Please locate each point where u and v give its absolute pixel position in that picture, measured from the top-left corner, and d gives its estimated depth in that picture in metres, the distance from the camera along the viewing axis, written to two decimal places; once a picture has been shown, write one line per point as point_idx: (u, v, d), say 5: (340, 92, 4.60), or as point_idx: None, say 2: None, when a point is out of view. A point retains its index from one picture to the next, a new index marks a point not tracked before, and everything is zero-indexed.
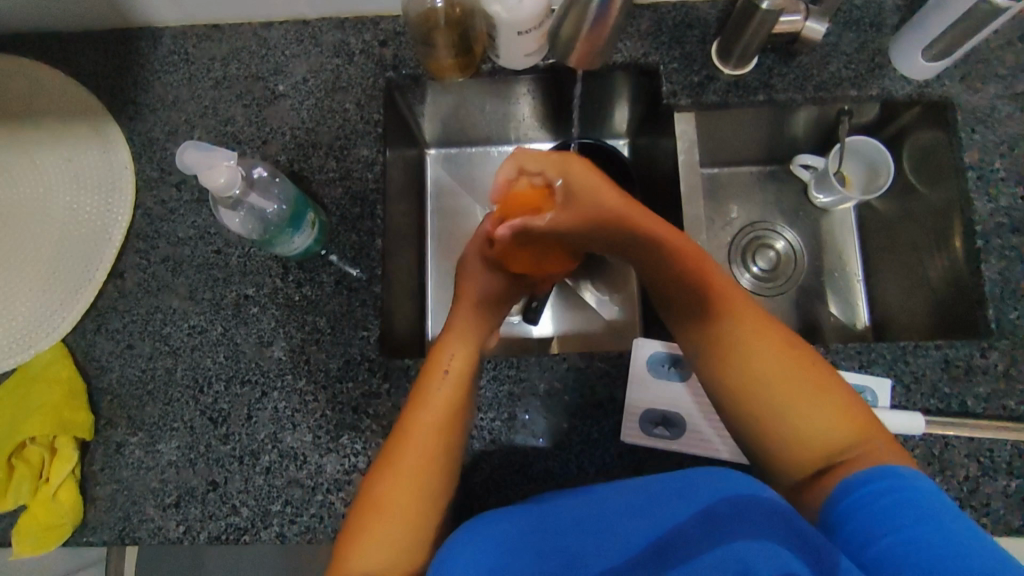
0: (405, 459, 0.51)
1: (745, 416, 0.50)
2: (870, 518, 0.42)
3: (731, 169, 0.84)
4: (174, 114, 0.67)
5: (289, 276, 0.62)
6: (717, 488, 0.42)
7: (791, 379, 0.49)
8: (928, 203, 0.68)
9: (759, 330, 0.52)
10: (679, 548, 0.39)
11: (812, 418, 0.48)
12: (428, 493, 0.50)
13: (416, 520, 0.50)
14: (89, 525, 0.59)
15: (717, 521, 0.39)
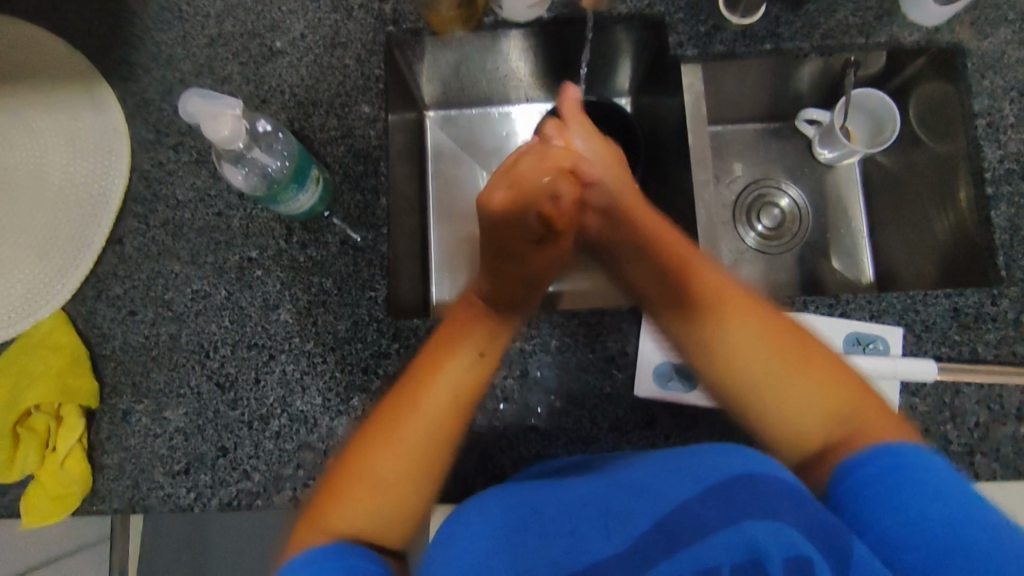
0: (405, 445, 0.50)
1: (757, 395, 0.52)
2: (882, 492, 0.43)
3: (734, 127, 0.83)
4: (169, 74, 0.65)
5: (294, 237, 0.61)
6: (733, 466, 0.45)
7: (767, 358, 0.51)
8: (933, 155, 0.68)
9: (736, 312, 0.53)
10: (686, 523, 0.42)
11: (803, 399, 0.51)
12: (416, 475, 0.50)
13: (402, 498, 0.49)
14: (98, 494, 0.58)
15: (733, 497, 0.42)
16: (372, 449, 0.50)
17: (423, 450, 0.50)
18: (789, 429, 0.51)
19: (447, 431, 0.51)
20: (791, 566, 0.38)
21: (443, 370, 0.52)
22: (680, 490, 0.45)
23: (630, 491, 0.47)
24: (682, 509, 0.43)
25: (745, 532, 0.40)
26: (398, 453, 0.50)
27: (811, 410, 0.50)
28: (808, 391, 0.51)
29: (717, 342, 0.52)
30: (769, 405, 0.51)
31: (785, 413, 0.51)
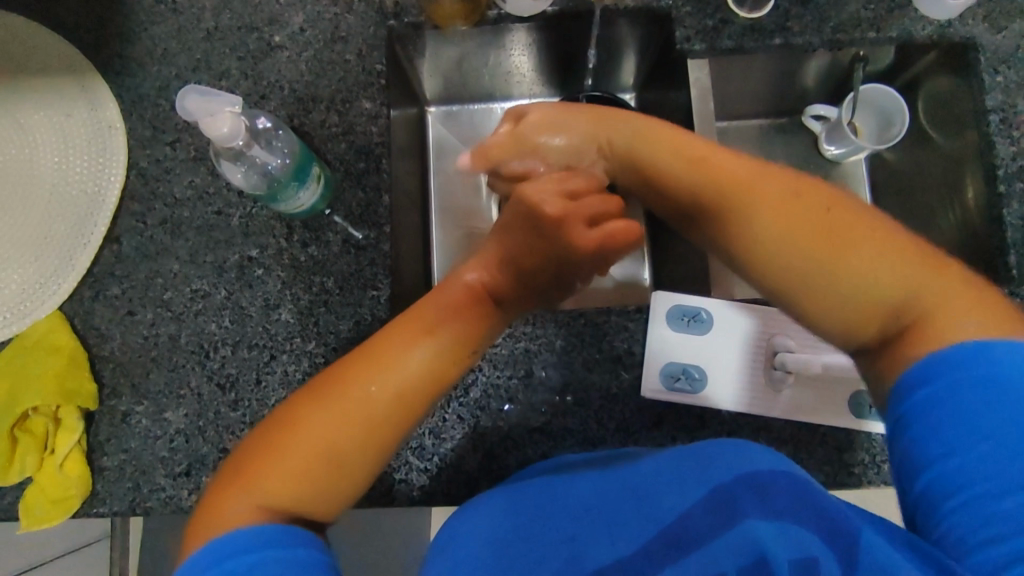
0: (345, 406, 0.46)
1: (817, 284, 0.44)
2: (948, 422, 0.38)
3: (739, 123, 0.82)
4: (166, 69, 0.63)
5: (295, 236, 0.60)
6: (740, 464, 0.43)
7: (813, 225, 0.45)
8: (942, 152, 0.67)
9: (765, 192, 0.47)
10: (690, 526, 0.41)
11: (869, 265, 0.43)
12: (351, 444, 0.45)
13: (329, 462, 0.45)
14: (97, 497, 0.57)
15: (735, 499, 0.41)
16: (311, 404, 0.46)
17: (361, 420, 0.46)
18: (856, 306, 0.43)
19: (395, 409, 0.47)
20: (800, 566, 0.37)
21: (417, 337, 0.49)
22: (682, 493, 0.44)
23: (637, 495, 0.45)
24: (686, 514, 0.42)
25: (748, 533, 0.39)
26: (336, 413, 0.46)
27: (881, 283, 0.43)
28: (864, 255, 0.43)
29: (752, 217, 0.47)
30: (827, 275, 0.44)
31: (845, 288, 0.43)
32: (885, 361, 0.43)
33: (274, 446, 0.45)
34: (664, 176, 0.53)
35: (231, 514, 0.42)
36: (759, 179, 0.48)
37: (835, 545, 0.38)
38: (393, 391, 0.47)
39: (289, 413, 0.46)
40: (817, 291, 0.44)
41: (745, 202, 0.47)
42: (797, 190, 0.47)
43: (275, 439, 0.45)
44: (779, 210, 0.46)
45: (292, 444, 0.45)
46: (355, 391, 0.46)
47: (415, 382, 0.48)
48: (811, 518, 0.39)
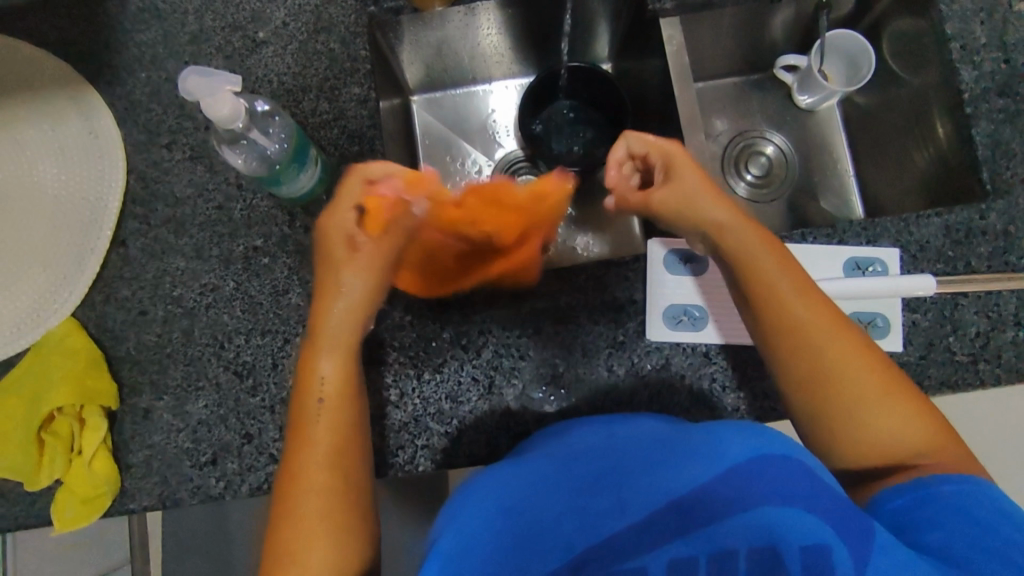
0: (306, 466, 0.49)
1: (857, 403, 0.49)
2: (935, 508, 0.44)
3: (713, 83, 0.85)
4: (155, 74, 0.65)
5: (297, 222, 0.62)
6: (758, 443, 0.40)
7: (879, 378, 0.50)
8: (909, 88, 0.70)
9: (846, 331, 0.51)
10: (704, 508, 0.39)
11: (898, 423, 0.49)
12: (341, 502, 0.48)
13: (338, 515, 0.48)
14: (127, 493, 0.58)
15: (753, 487, 0.39)
16: (287, 475, 0.49)
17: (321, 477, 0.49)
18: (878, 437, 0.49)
19: (343, 453, 0.50)
20: (810, 555, 0.37)
21: (316, 379, 0.51)
22: (698, 465, 0.40)
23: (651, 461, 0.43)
24: (701, 491, 0.39)
25: (762, 518, 0.38)
26: (315, 477, 0.48)
27: (904, 432, 0.49)
28: (900, 417, 0.49)
29: (825, 356, 0.50)
30: (866, 423, 0.49)
31: (881, 439, 0.49)
32: (879, 443, 0.49)
33: (289, 518, 0.48)
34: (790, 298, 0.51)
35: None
36: (831, 329, 0.50)
37: (844, 537, 0.38)
38: (323, 412, 0.50)
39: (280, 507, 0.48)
40: (859, 441, 0.49)
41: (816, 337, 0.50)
42: (850, 342, 0.51)
43: (281, 534, 0.48)
44: (824, 347, 0.50)
45: (304, 529, 0.47)
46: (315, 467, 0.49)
47: (343, 429, 0.50)
48: (818, 498, 0.39)
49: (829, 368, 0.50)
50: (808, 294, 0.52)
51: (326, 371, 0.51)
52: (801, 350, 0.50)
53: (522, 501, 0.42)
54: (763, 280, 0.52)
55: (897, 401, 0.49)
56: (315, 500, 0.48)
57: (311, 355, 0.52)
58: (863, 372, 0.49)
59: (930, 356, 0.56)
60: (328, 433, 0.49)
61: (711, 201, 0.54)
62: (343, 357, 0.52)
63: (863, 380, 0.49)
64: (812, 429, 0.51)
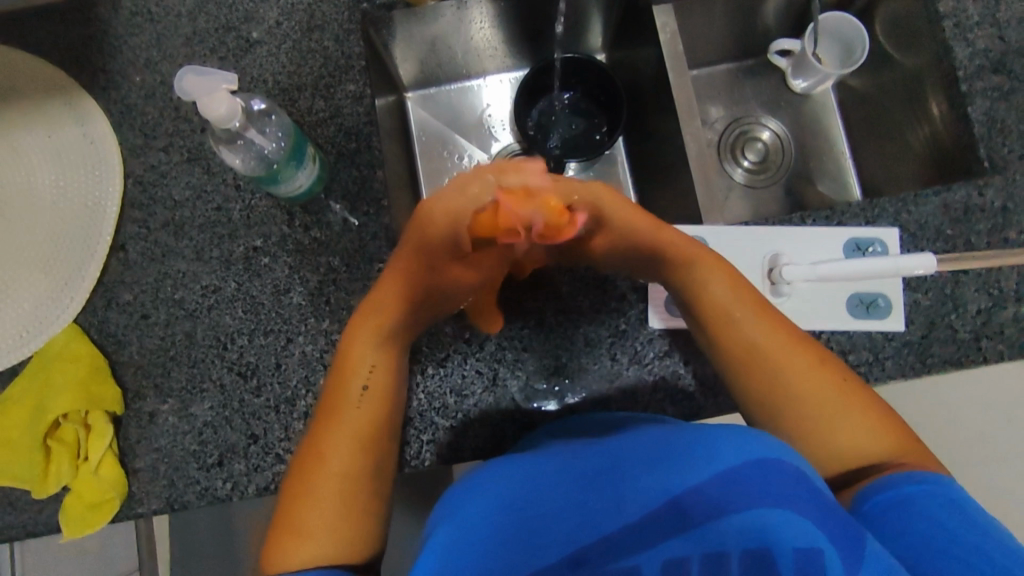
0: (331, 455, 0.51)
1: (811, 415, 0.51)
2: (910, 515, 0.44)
3: (707, 70, 0.85)
4: (149, 77, 0.65)
5: (296, 221, 0.62)
6: (751, 447, 0.40)
7: (835, 390, 0.52)
8: (903, 69, 0.70)
9: (801, 347, 0.54)
10: (699, 507, 0.39)
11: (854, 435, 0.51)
12: (350, 498, 0.50)
13: (350, 502, 0.50)
14: (135, 497, 0.58)
15: (747, 487, 0.38)
16: (306, 464, 0.51)
17: (345, 469, 0.51)
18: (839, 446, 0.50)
19: (370, 446, 0.52)
20: (803, 560, 0.36)
21: (354, 368, 0.53)
22: (691, 468, 0.40)
23: (654, 458, 0.43)
24: (694, 492, 0.39)
25: (755, 520, 0.37)
26: (337, 468, 0.50)
27: (863, 440, 0.50)
28: (859, 428, 0.51)
29: (777, 370, 0.53)
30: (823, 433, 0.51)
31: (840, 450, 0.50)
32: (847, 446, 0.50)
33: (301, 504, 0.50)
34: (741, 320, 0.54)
35: (293, 566, 0.47)
36: (782, 345, 0.53)
37: (839, 545, 0.37)
38: (363, 405, 0.52)
39: (290, 503, 0.50)
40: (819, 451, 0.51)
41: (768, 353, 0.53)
42: (808, 356, 0.53)
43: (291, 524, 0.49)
44: (778, 360, 0.53)
45: (311, 515, 0.49)
46: (332, 462, 0.51)
47: (378, 421, 0.52)
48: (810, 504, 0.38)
49: (779, 381, 0.52)
50: (761, 313, 0.55)
51: (365, 360, 0.53)
52: (763, 375, 0.53)
53: (518, 501, 0.43)
54: (723, 309, 0.54)
55: (857, 411, 0.51)
56: (325, 494, 0.50)
57: (349, 344, 0.54)
58: (817, 384, 0.52)
59: (932, 335, 0.57)
60: (364, 424, 0.52)
61: (666, 234, 0.55)
62: (386, 351, 0.54)
63: (819, 391, 0.52)
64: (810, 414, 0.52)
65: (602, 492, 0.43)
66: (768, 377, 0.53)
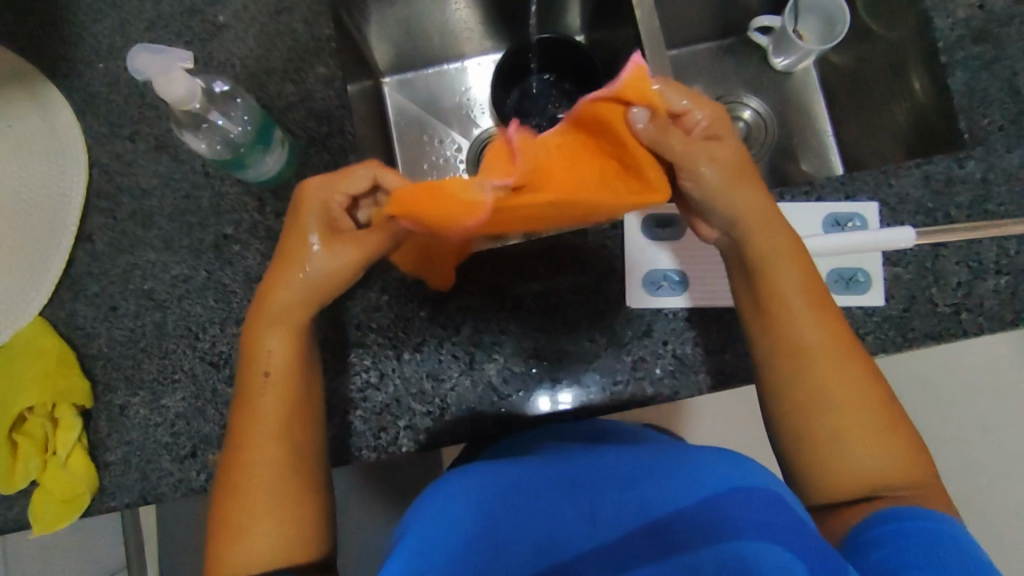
0: (253, 445, 0.49)
1: (837, 423, 0.48)
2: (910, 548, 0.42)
3: (689, 49, 0.84)
4: (114, 64, 0.63)
5: (267, 207, 0.60)
6: (739, 475, 0.40)
7: (866, 404, 0.49)
8: (884, 43, 0.69)
9: (848, 351, 0.50)
10: (682, 534, 0.38)
11: (869, 453, 0.48)
12: (285, 497, 0.49)
13: (282, 503, 0.48)
14: (107, 491, 0.57)
15: (727, 514, 0.38)
16: (235, 458, 0.49)
17: (275, 469, 0.49)
18: (845, 460, 0.48)
19: (291, 440, 0.50)
20: None
21: (261, 355, 0.51)
22: (678, 492, 0.40)
23: (653, 473, 0.43)
24: (679, 515, 0.39)
25: (734, 551, 0.36)
26: (264, 463, 0.49)
27: (871, 461, 0.48)
28: (876, 448, 0.48)
29: (819, 372, 0.49)
30: (836, 446, 0.48)
31: (851, 463, 0.48)
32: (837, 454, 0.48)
33: (234, 501, 0.48)
34: (791, 315, 0.50)
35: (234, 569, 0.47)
36: (832, 348, 0.49)
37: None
38: (269, 388, 0.50)
39: (222, 498, 0.49)
40: (827, 459, 0.48)
41: (809, 352, 0.49)
42: (857, 363, 0.49)
43: (227, 522, 0.48)
44: (825, 363, 0.49)
45: (245, 513, 0.48)
46: (257, 448, 0.49)
47: (291, 411, 0.50)
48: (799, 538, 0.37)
49: (814, 384, 0.49)
50: (822, 310, 0.50)
51: (275, 347, 0.51)
52: (801, 375, 0.49)
53: (489, 500, 0.42)
54: (780, 296, 0.50)
55: (876, 429, 0.48)
56: (257, 496, 0.48)
57: (259, 331, 0.51)
58: (851, 393, 0.49)
59: (914, 309, 0.56)
60: (276, 411, 0.50)
61: (742, 183, 0.50)
62: (293, 337, 0.51)
63: (853, 400, 0.49)
64: (834, 421, 0.48)
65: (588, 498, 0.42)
66: (804, 371, 0.49)
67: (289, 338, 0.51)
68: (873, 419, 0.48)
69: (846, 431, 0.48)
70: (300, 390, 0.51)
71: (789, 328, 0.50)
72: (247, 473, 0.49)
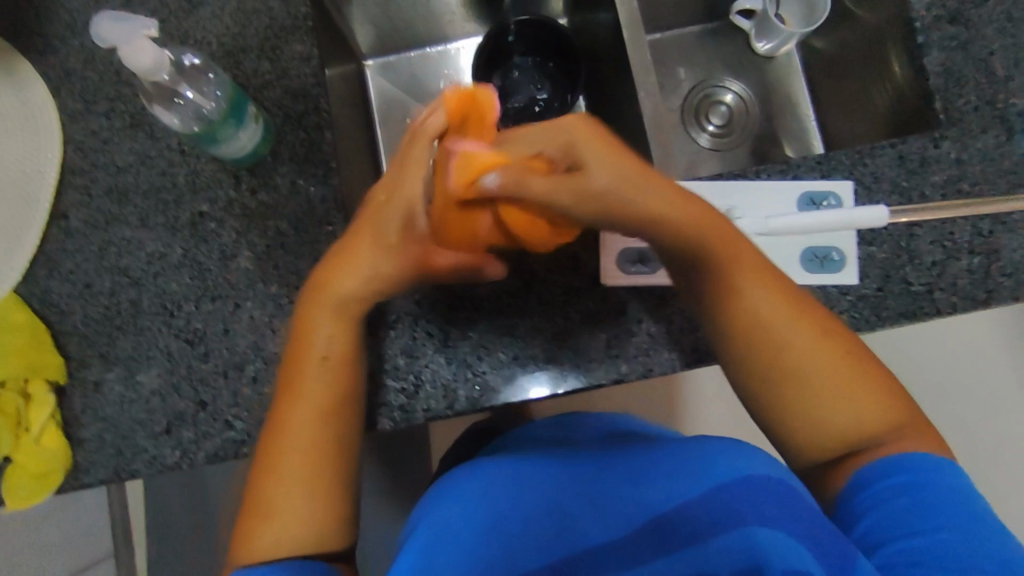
0: (296, 429, 0.51)
1: (809, 391, 0.50)
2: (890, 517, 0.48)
3: (673, 33, 0.83)
4: (89, 41, 0.63)
5: (243, 184, 0.60)
6: (730, 470, 0.49)
7: (839, 369, 0.50)
8: (864, 26, 0.69)
9: (814, 319, 0.51)
10: (687, 527, 0.47)
11: (843, 411, 0.50)
12: (324, 485, 0.51)
13: (326, 490, 0.51)
14: (81, 467, 0.57)
15: (739, 515, 0.46)
16: (274, 442, 0.51)
17: (316, 454, 0.51)
18: (823, 425, 0.50)
19: (336, 431, 0.52)
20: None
21: (314, 347, 0.52)
22: (671, 485, 0.50)
23: (653, 468, 0.53)
24: (682, 508, 0.48)
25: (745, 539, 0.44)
26: (307, 449, 0.51)
27: (848, 417, 0.50)
28: (850, 406, 0.50)
29: (785, 345, 0.51)
30: (808, 411, 0.50)
31: (830, 426, 0.50)
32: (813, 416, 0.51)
33: (273, 482, 0.51)
34: (757, 292, 0.51)
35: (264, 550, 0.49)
36: (794, 320, 0.51)
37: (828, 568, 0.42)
38: (326, 378, 0.52)
39: (257, 482, 0.51)
40: (806, 427, 0.51)
41: (772, 327, 0.51)
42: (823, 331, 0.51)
43: (263, 504, 0.51)
44: (790, 335, 0.51)
45: (286, 494, 0.50)
46: (294, 436, 0.51)
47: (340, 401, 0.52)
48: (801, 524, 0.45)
49: (781, 356, 0.51)
50: (779, 281, 0.52)
51: (327, 339, 0.52)
52: (765, 348, 0.51)
53: (511, 497, 0.52)
54: (738, 278, 0.51)
55: (850, 388, 0.51)
56: (298, 483, 0.51)
57: (314, 321, 0.52)
58: (821, 361, 0.50)
59: (887, 288, 0.56)
60: (325, 403, 0.52)
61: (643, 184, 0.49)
62: (345, 327, 0.53)
63: (823, 368, 0.50)
64: (800, 388, 0.50)
65: (589, 491, 0.52)
66: (767, 345, 0.51)
67: (343, 330, 0.52)
68: (845, 382, 0.51)
69: (818, 397, 0.50)
70: (350, 380, 0.53)
71: (750, 305, 0.51)
72: (288, 461, 0.51)
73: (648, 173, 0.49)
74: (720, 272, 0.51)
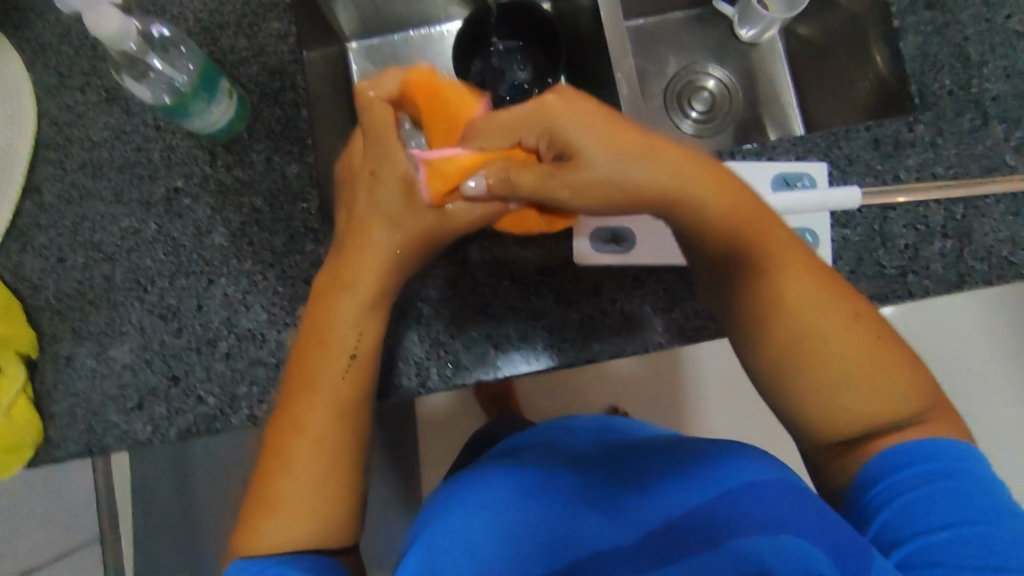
0: (310, 418, 0.48)
1: (826, 369, 0.45)
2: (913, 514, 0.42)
3: (657, 19, 0.84)
4: (63, 15, 0.62)
5: (218, 161, 0.60)
6: (749, 472, 0.44)
7: (862, 352, 0.45)
8: (845, 12, 0.69)
9: (832, 291, 0.47)
10: (693, 533, 0.41)
11: (866, 394, 0.45)
12: (328, 481, 0.47)
13: (332, 489, 0.47)
14: (52, 442, 0.57)
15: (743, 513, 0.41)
16: (282, 434, 0.48)
17: (320, 447, 0.48)
18: (844, 406, 0.45)
19: (345, 423, 0.49)
20: None
21: (332, 335, 0.49)
22: (682, 493, 0.44)
23: (663, 471, 0.47)
24: (691, 514, 0.42)
25: (761, 546, 0.38)
26: (315, 442, 0.48)
27: (871, 402, 0.44)
28: (874, 389, 0.45)
29: (793, 315, 0.46)
30: (825, 394, 0.45)
31: (852, 408, 0.45)
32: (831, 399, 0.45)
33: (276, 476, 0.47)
34: (764, 261, 0.47)
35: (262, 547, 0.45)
36: (811, 291, 0.46)
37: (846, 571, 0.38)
38: (351, 371, 0.49)
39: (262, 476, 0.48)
40: (823, 411, 0.45)
41: (777, 297, 0.47)
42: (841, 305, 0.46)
43: (263, 500, 0.47)
44: (800, 308, 0.46)
45: (289, 490, 0.47)
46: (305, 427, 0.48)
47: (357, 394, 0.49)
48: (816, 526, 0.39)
49: (792, 332, 0.46)
50: (787, 252, 0.48)
51: (349, 324, 0.50)
52: (771, 320, 0.47)
53: (501, 501, 0.45)
54: (742, 246, 0.47)
55: (875, 370, 0.45)
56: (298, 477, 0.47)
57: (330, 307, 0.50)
58: (837, 336, 0.45)
59: (860, 271, 0.56)
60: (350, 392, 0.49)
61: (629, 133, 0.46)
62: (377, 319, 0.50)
63: (841, 345, 0.45)
64: (816, 369, 0.45)
65: (590, 498, 0.46)
66: (778, 316, 0.46)
67: (364, 316, 0.50)
68: (869, 360, 0.45)
69: (839, 377, 0.45)
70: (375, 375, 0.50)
71: (753, 276, 0.47)
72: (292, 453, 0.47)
73: (634, 135, 0.46)
74: (744, 244, 0.48)
